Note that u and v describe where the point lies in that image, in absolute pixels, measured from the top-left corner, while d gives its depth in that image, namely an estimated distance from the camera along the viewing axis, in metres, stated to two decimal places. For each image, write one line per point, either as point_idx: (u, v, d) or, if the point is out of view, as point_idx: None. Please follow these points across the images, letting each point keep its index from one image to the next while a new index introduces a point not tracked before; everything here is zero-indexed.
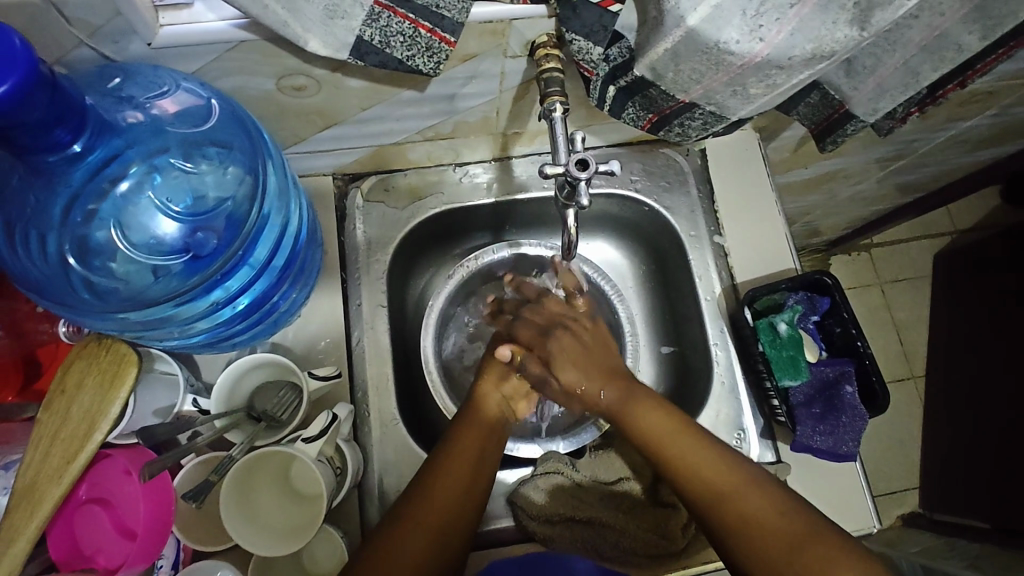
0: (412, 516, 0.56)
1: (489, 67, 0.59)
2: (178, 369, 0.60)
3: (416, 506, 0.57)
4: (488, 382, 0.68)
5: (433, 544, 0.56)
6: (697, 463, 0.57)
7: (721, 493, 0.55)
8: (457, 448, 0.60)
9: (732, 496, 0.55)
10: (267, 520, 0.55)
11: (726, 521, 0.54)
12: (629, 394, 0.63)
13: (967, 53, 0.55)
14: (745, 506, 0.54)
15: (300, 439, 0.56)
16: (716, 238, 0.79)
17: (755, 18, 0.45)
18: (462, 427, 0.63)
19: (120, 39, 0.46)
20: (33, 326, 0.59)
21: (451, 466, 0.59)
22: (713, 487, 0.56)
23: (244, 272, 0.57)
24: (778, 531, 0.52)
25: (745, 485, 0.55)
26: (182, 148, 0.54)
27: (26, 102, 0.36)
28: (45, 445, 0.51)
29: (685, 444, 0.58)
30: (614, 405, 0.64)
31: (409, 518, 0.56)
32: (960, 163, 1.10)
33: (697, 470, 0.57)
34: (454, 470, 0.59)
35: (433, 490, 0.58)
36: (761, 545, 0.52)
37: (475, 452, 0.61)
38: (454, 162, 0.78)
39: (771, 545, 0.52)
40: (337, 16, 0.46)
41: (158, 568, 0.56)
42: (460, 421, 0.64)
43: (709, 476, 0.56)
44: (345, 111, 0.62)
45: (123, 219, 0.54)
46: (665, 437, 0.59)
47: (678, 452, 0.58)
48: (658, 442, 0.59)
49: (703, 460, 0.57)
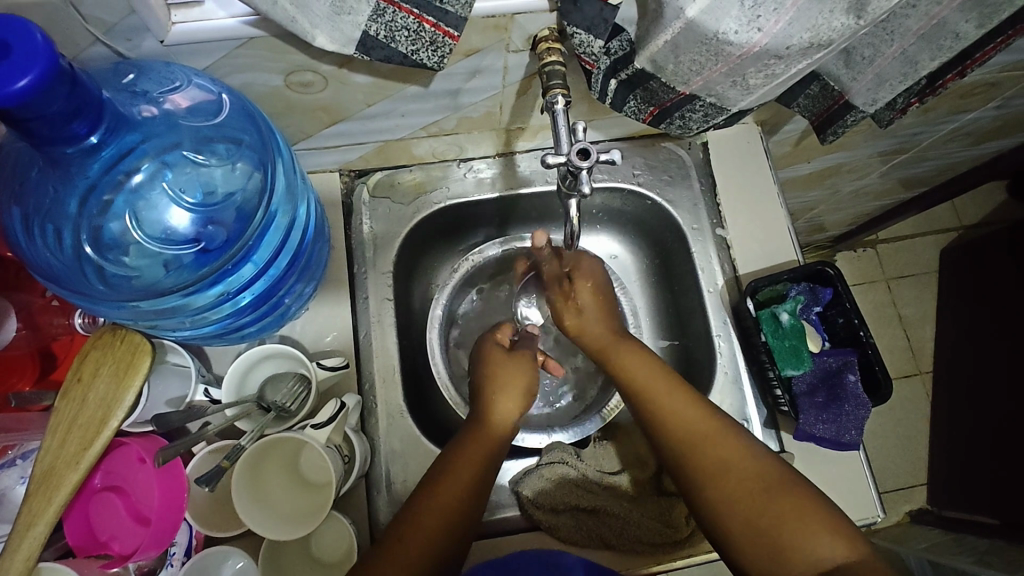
0: (421, 517, 0.58)
1: (492, 62, 0.60)
2: (190, 361, 0.61)
3: (423, 508, 0.59)
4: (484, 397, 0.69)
5: (438, 540, 0.57)
6: (676, 409, 0.63)
7: (699, 442, 0.61)
8: (458, 456, 0.62)
9: (706, 448, 0.60)
10: (280, 506, 0.56)
11: (695, 463, 0.60)
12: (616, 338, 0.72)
13: (964, 42, 0.56)
14: (711, 456, 0.60)
15: (310, 426, 0.58)
16: (718, 230, 0.80)
17: (754, 8, 0.46)
18: (469, 433, 0.66)
19: (133, 36, 0.48)
20: (48, 319, 0.61)
21: (459, 468, 0.61)
22: (691, 440, 0.61)
23: (247, 269, 0.58)
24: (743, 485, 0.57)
25: (713, 434, 0.61)
26: (195, 142, 0.56)
27: (45, 94, 0.37)
28: (62, 431, 0.52)
29: (675, 399, 0.64)
30: (607, 346, 0.72)
31: (412, 521, 0.58)
32: (964, 156, 1.10)
33: (674, 417, 0.63)
34: (463, 461, 0.62)
35: (438, 489, 0.60)
36: (718, 489, 0.58)
37: (485, 449, 0.64)
38: (458, 158, 0.79)
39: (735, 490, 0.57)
40: (343, 13, 0.48)
41: (171, 555, 0.57)
42: (469, 427, 0.67)
43: (683, 423, 0.62)
44: (351, 107, 0.63)
45: (137, 212, 0.55)
46: (650, 380, 0.66)
47: (658, 394, 0.65)
48: (645, 383, 0.66)
49: (684, 407, 0.63)
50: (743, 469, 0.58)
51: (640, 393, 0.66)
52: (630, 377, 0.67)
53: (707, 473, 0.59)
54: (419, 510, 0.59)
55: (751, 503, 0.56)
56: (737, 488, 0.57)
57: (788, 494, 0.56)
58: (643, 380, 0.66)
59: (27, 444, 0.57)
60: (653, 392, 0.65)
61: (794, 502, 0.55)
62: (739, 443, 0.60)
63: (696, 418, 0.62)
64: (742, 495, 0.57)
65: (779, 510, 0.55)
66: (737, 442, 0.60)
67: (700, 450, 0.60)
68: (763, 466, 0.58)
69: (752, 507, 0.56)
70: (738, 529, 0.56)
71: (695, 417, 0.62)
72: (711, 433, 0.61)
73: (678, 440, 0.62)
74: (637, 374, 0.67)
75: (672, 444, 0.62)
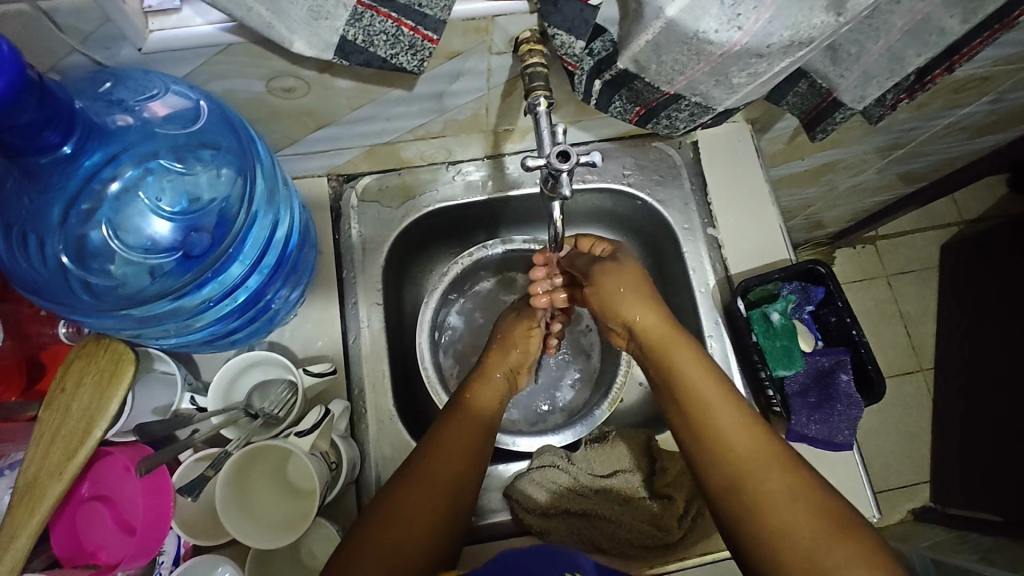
0: (406, 503, 0.57)
1: (476, 64, 0.60)
2: (176, 368, 0.61)
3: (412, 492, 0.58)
4: (495, 355, 0.72)
5: (429, 532, 0.57)
6: (733, 430, 0.56)
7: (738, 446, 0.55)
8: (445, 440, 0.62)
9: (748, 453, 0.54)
10: (264, 511, 0.56)
11: (728, 468, 0.54)
12: (679, 333, 0.62)
13: (951, 37, 0.55)
14: (767, 487, 0.52)
15: (294, 433, 0.58)
16: (709, 230, 0.79)
17: (733, 7, 0.45)
18: (453, 420, 0.64)
19: (110, 45, 0.48)
20: (36, 328, 0.62)
21: (440, 448, 0.61)
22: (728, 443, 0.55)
23: (237, 266, 0.58)
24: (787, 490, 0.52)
25: (767, 458, 0.54)
26: (173, 150, 0.56)
27: (15, 104, 0.37)
28: (46, 442, 0.52)
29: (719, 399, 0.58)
30: (667, 343, 0.61)
31: (395, 506, 0.57)
32: (961, 151, 1.09)
33: (728, 436, 0.56)
34: (446, 451, 0.61)
35: (427, 476, 0.59)
36: (774, 523, 0.50)
37: (468, 438, 0.63)
38: (447, 161, 0.79)
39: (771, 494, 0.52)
40: (320, 17, 0.47)
41: (159, 564, 0.57)
42: (450, 409, 0.66)
43: (735, 442, 0.55)
44: (336, 111, 0.63)
45: (117, 220, 0.55)
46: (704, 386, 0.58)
47: (704, 395, 0.58)
48: (697, 393, 0.58)
49: (727, 407, 0.57)
50: (805, 500, 0.51)
51: (690, 401, 0.58)
52: (676, 369, 0.59)
53: (761, 499, 0.52)
54: (403, 497, 0.57)
55: (813, 540, 0.49)
56: (796, 523, 0.50)
57: (851, 535, 0.49)
58: (698, 388, 0.58)
59: (15, 455, 0.57)
60: (707, 402, 0.57)
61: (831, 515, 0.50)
62: (799, 474, 0.53)
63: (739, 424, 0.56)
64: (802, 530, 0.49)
65: (841, 552, 0.48)
66: (797, 469, 0.53)
67: (743, 454, 0.55)
68: (837, 508, 0.51)
69: (811, 548, 0.48)
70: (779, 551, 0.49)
71: (752, 439, 0.55)
72: (767, 458, 0.54)
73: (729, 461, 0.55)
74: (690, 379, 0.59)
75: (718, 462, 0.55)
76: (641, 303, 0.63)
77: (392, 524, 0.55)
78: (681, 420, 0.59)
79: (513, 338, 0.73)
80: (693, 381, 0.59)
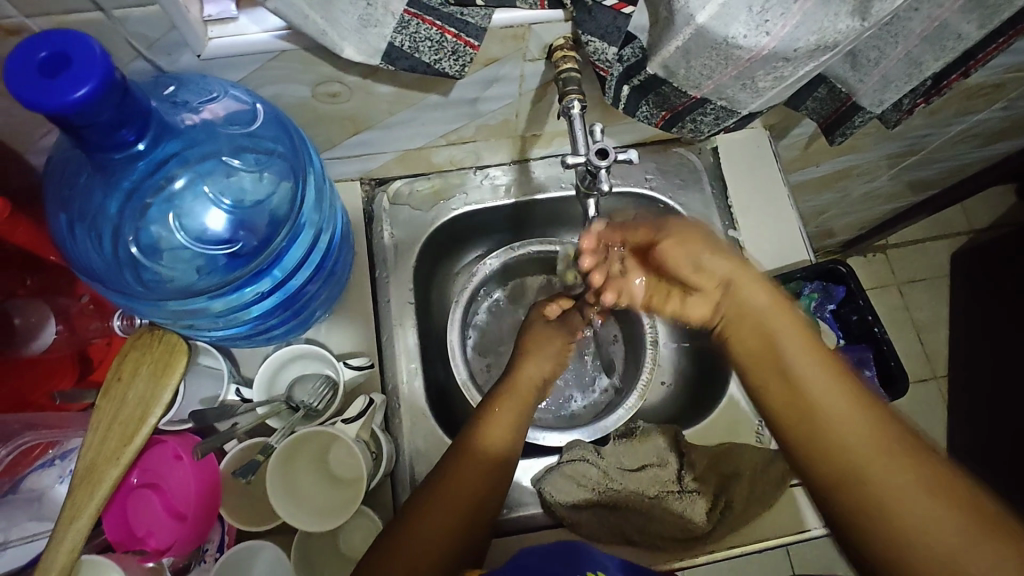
0: (447, 488, 0.60)
1: (510, 71, 0.62)
2: (221, 363, 0.64)
3: (445, 481, 0.60)
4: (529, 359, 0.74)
5: (461, 525, 0.59)
6: (839, 414, 0.54)
7: (850, 434, 0.53)
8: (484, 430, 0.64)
9: (864, 442, 0.52)
10: (310, 498, 0.58)
11: (835, 455, 0.53)
12: (779, 305, 0.60)
13: (967, 42, 0.58)
14: (883, 478, 0.51)
15: (341, 420, 0.62)
16: (731, 232, 0.81)
17: (761, 14, 0.48)
18: (488, 416, 0.66)
19: (173, 51, 0.51)
20: (85, 324, 0.64)
21: (481, 440, 0.63)
22: (835, 427, 0.54)
23: (266, 281, 0.60)
24: (906, 484, 0.50)
25: (889, 445, 0.52)
26: (231, 150, 0.58)
27: (99, 104, 0.39)
28: (104, 427, 0.54)
29: (823, 381, 0.56)
30: (765, 319, 0.60)
31: (434, 493, 0.59)
32: (972, 158, 1.11)
33: (833, 421, 0.54)
34: (479, 459, 0.62)
35: (460, 466, 0.61)
36: (897, 520, 0.49)
37: (507, 440, 0.64)
38: (475, 165, 0.81)
39: (891, 484, 0.50)
40: (370, 25, 0.51)
41: (205, 552, 0.60)
42: (483, 409, 0.66)
43: (852, 430, 0.53)
44: (374, 117, 0.66)
45: (177, 214, 0.57)
46: (807, 366, 0.57)
47: (810, 375, 0.56)
48: (798, 371, 0.57)
49: (834, 391, 0.55)
50: (937, 497, 0.49)
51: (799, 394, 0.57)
52: (777, 352, 0.58)
53: (890, 498, 0.50)
54: (445, 483, 0.60)
55: (943, 539, 0.48)
56: (922, 517, 0.49)
57: (997, 534, 0.47)
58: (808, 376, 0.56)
59: (69, 443, 0.60)
60: (811, 384, 0.56)
61: (962, 515, 0.48)
62: (924, 465, 0.51)
63: (845, 405, 0.54)
64: (933, 533, 0.48)
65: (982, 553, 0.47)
66: (916, 458, 0.51)
67: (856, 441, 0.53)
68: (968, 503, 0.49)
69: (947, 550, 0.48)
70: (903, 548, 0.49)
71: (863, 425, 0.53)
72: (883, 447, 0.52)
73: (841, 449, 0.53)
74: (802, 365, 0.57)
75: (825, 448, 0.54)
76: (717, 254, 0.62)
77: (428, 512, 0.58)
78: (783, 401, 0.57)
79: (543, 339, 0.76)
80: (797, 358, 0.57)
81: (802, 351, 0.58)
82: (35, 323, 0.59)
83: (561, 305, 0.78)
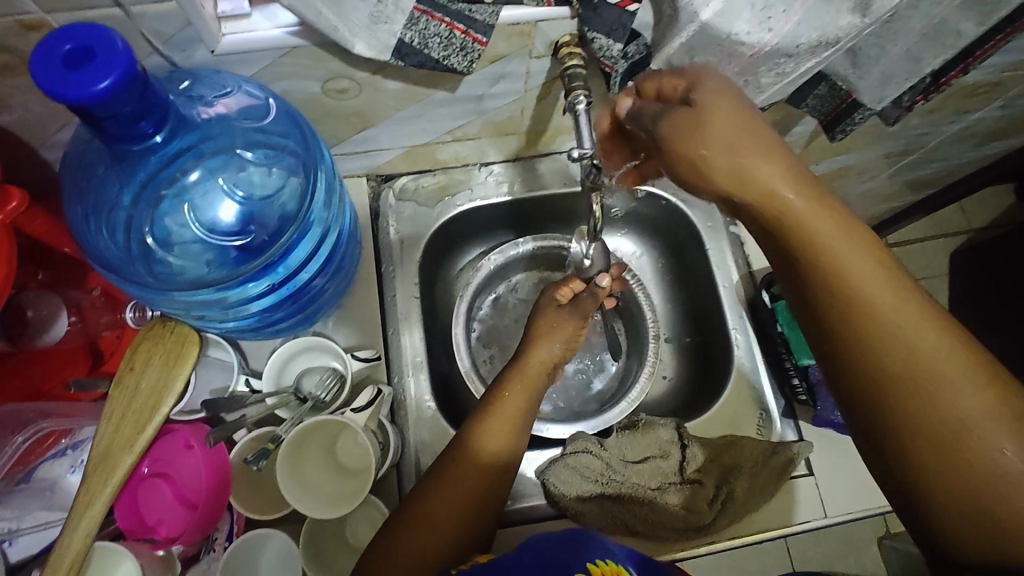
0: (449, 482, 0.60)
1: (516, 68, 0.63)
2: (231, 355, 0.65)
3: (445, 477, 0.60)
4: (541, 344, 0.72)
5: (461, 525, 0.59)
6: (904, 325, 0.41)
7: (917, 349, 0.41)
8: (488, 421, 0.64)
9: (933, 360, 0.41)
10: (316, 488, 0.59)
11: (895, 375, 0.42)
12: (814, 200, 0.43)
13: (965, 39, 0.59)
14: (950, 397, 0.40)
15: (350, 409, 0.64)
16: (731, 228, 0.83)
17: (765, 11, 0.49)
18: (490, 407, 0.65)
19: (187, 47, 0.52)
20: (95, 318, 0.65)
21: (484, 434, 0.63)
22: (898, 342, 0.41)
23: (275, 273, 0.61)
24: (973, 401, 0.40)
25: (953, 360, 0.41)
26: (245, 144, 0.59)
27: (120, 97, 0.40)
28: (118, 416, 0.55)
29: (883, 288, 0.42)
30: (794, 218, 0.43)
31: (436, 486, 0.60)
32: (970, 157, 1.12)
33: (896, 332, 0.41)
34: (483, 451, 0.62)
35: (462, 461, 0.61)
36: (963, 447, 0.40)
37: (512, 433, 0.64)
38: (480, 162, 0.82)
39: (955, 402, 0.40)
40: (380, 21, 0.52)
41: (215, 540, 0.61)
42: (485, 403, 0.66)
43: (918, 344, 0.41)
44: (382, 113, 0.67)
45: (190, 206, 0.58)
46: (853, 266, 0.42)
47: (861, 278, 0.42)
48: (851, 274, 0.42)
49: (898, 298, 0.42)
50: (1003, 417, 0.40)
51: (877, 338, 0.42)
52: (812, 249, 0.43)
53: (959, 417, 0.40)
54: (447, 476, 0.60)
55: (1008, 466, 0.39)
56: (988, 442, 0.39)
57: None
58: (874, 302, 0.42)
59: (80, 433, 0.60)
60: (865, 289, 0.42)
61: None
62: (993, 382, 0.41)
63: (913, 317, 0.41)
64: (1000, 462, 0.39)
65: None
66: (990, 375, 0.41)
67: (924, 356, 0.41)
68: None
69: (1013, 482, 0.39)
70: (956, 476, 0.40)
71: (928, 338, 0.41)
72: (949, 362, 0.41)
73: (905, 367, 0.41)
74: (868, 291, 0.42)
75: (884, 367, 0.42)
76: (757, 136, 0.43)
77: (428, 509, 0.58)
78: (843, 313, 0.43)
79: (555, 324, 0.73)
80: (833, 259, 0.43)
81: (846, 249, 0.43)
82: (46, 315, 0.60)
83: (573, 288, 0.75)
